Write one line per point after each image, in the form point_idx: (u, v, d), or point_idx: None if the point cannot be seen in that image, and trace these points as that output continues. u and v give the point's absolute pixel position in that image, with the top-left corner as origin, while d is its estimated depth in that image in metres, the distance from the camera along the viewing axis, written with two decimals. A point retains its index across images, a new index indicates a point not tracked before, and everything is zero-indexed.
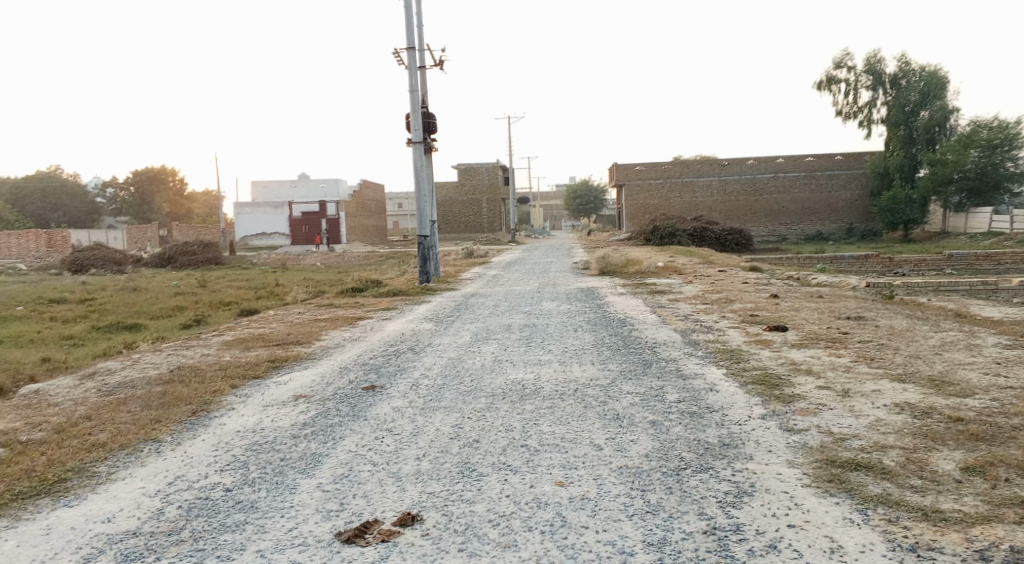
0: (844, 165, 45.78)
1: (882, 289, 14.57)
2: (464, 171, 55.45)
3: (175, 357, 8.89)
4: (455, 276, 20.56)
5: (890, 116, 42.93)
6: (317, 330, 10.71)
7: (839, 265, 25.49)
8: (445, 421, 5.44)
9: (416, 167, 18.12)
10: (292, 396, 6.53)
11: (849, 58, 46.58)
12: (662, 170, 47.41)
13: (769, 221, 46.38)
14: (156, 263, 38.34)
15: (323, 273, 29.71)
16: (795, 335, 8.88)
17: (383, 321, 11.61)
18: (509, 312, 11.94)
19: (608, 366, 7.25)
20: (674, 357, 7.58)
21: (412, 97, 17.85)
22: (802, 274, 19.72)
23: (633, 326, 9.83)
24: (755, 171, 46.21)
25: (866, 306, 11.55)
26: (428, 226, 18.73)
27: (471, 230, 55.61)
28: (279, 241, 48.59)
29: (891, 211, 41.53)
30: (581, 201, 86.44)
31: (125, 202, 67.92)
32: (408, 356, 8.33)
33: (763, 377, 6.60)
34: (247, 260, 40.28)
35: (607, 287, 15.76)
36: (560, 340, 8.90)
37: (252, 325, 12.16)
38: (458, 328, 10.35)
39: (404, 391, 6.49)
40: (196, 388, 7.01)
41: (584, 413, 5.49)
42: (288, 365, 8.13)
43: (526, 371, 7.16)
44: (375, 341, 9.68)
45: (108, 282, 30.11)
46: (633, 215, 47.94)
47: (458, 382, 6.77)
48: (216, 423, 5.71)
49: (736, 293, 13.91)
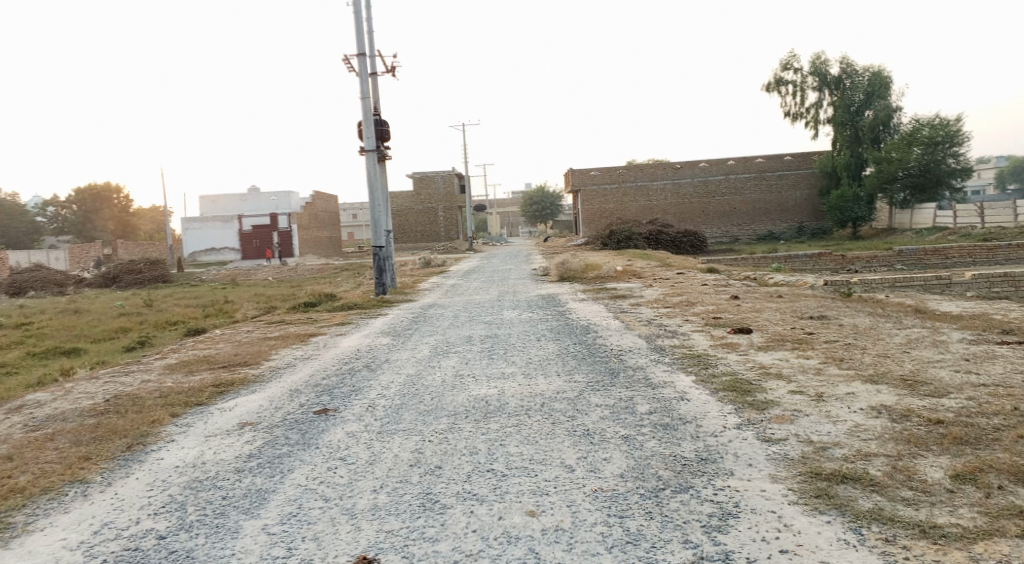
0: (794, 165, 46.56)
1: (840, 287, 14.63)
2: (419, 180, 54.86)
3: (113, 384, 8.30)
4: (412, 287, 20.10)
5: (837, 116, 43.84)
6: (267, 349, 10.19)
7: (794, 264, 25.76)
8: (405, 446, 5.07)
9: (369, 175, 17.65)
10: (238, 424, 6.07)
11: (795, 61, 47.48)
12: (617, 174, 47.62)
13: (722, 223, 46.89)
14: (100, 283, 36.91)
15: (276, 288, 28.91)
16: (761, 337, 8.71)
17: (337, 336, 11.13)
18: (469, 322, 11.58)
19: (574, 377, 6.95)
20: (641, 365, 7.32)
21: (364, 104, 17.39)
22: (760, 274, 19.79)
23: (596, 333, 9.56)
24: (707, 173, 46.71)
25: (827, 305, 11.51)
26: (383, 236, 18.28)
27: (427, 240, 55.02)
28: (230, 256, 47.35)
29: (840, 209, 42.36)
30: (536, 207, 86.38)
31: (67, 221, 65.57)
32: (363, 374, 7.90)
33: (734, 383, 6.36)
34: (197, 277, 39.08)
35: (568, 293, 15.53)
36: (522, 351, 8.57)
37: (198, 346, 11.56)
38: (416, 341, 9.95)
39: (359, 414, 6.10)
40: (132, 418, 6.50)
41: (552, 430, 5.18)
42: (234, 389, 7.64)
43: (489, 385, 6.81)
44: (329, 358, 9.23)
45: (48, 304, 28.81)
46: (589, 220, 48.03)
47: (417, 401, 6.39)
48: (153, 457, 5.24)
49: (697, 295, 13.80)
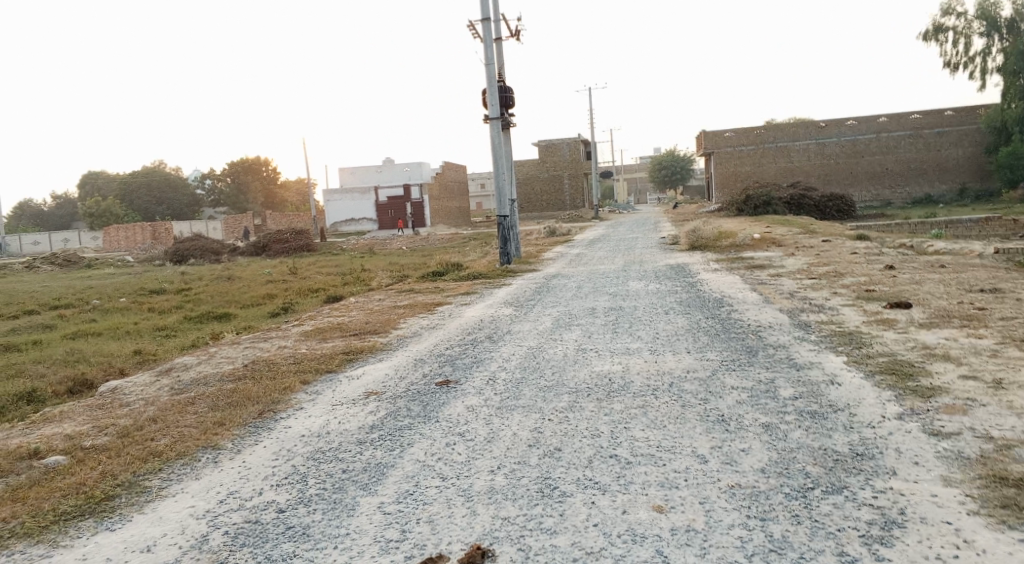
0: (956, 120, 42.29)
1: (1014, 255, 12.99)
2: (545, 147, 54.59)
3: (250, 350, 8.65)
4: (537, 255, 19.96)
5: (1007, 65, 39.23)
6: (394, 318, 10.32)
7: (955, 230, 23.38)
8: (524, 424, 4.84)
9: (494, 144, 17.52)
10: (363, 393, 6.08)
11: (958, 5, 42.85)
12: (754, 136, 45.21)
13: (872, 185, 43.54)
14: (251, 251, 39.46)
15: (408, 257, 29.72)
16: (922, 313, 7.81)
17: (462, 306, 11.12)
18: (594, 294, 11.24)
19: (707, 355, 6.48)
20: (782, 344, 6.72)
21: (488, 71, 17.21)
22: (915, 241, 18.04)
23: (731, 307, 8.95)
24: (855, 132, 43.36)
25: (999, 276, 10.20)
26: (508, 205, 18.19)
27: (554, 207, 54.79)
28: (367, 226, 49.24)
29: (1011, 168, 38.11)
30: (665, 172, 83.88)
31: (223, 193, 70.60)
32: (486, 345, 7.76)
33: (893, 366, 5.65)
34: (336, 246, 40.92)
35: (699, 263, 14.79)
36: (650, 324, 8.15)
37: (332, 313, 11.93)
38: (540, 313, 9.72)
39: (480, 387, 5.95)
40: (265, 385, 6.69)
41: (682, 414, 4.79)
42: (361, 357, 7.72)
43: (613, 362, 6.48)
44: (454, 328, 9.19)
45: (204, 271, 31.12)
46: (723, 185, 46.03)
47: (539, 376, 6.16)
48: (281, 425, 5.32)
49: (845, 265, 12.69)
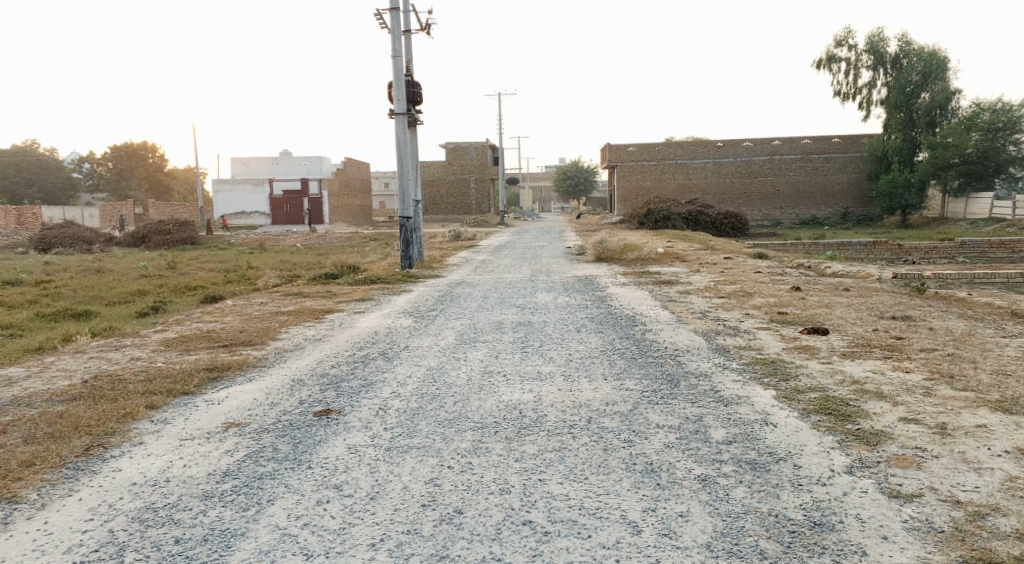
0: (842, 148, 44.46)
1: (911, 281, 13.15)
2: (451, 150, 53.76)
3: (97, 361, 7.32)
4: (439, 260, 19.05)
5: (890, 97, 41.48)
6: (275, 327, 9.17)
7: (846, 252, 24.19)
8: (416, 473, 3.97)
9: (399, 141, 16.49)
10: (223, 425, 5.05)
11: (851, 38, 45.14)
12: (656, 151, 45.94)
13: (764, 205, 45.11)
14: (129, 242, 36.53)
15: (303, 255, 28.11)
16: (841, 341, 7.48)
17: (355, 315, 10.08)
18: (499, 305, 10.46)
19: (627, 384, 5.81)
20: (706, 372, 6.15)
21: (395, 63, 16.20)
22: (813, 262, 18.38)
23: (646, 327, 8.37)
24: (751, 152, 44.84)
25: (905, 302, 10.15)
26: (411, 206, 17.21)
27: (458, 211, 53.96)
28: (260, 220, 46.77)
29: (889, 195, 40.35)
30: (569, 182, 84.70)
31: (103, 177, 65.77)
32: (378, 364, 6.81)
33: (827, 405, 5.13)
34: (225, 240, 38.50)
35: (606, 276, 14.31)
36: (561, 345, 7.43)
37: (205, 317, 10.58)
38: (442, 326, 8.86)
39: (367, 419, 5.03)
40: (102, 409, 5.50)
41: (605, 461, 4.07)
42: (229, 375, 6.61)
43: (522, 390, 5.70)
44: (342, 341, 8.17)
45: (72, 262, 28.33)
46: (625, 198, 46.55)
47: (436, 406, 5.30)
48: (109, 467, 4.21)
49: (752, 285, 12.50)
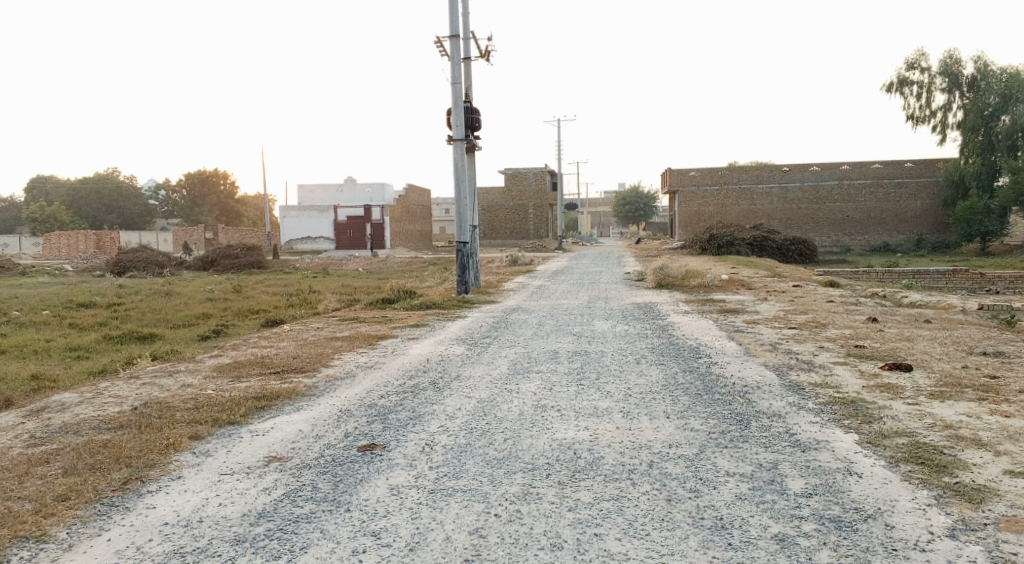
0: (915, 172, 42.73)
1: (999, 313, 12.25)
2: (511, 176, 53.92)
3: (150, 387, 7.29)
4: (496, 286, 18.84)
5: (967, 121, 39.72)
6: (327, 353, 9.04)
7: (923, 281, 22.98)
8: (460, 521, 3.69)
9: (457, 167, 16.42)
10: (265, 459, 4.86)
11: (923, 60, 43.57)
12: (718, 176, 45.08)
13: (832, 231, 43.61)
14: (198, 266, 37.63)
15: (363, 280, 28.40)
16: (928, 379, 6.88)
17: (408, 341, 9.89)
18: (556, 333, 10.12)
19: (692, 423, 5.39)
20: (778, 413, 5.69)
21: (454, 91, 16.18)
22: (889, 291, 17.43)
23: (711, 359, 7.90)
24: (818, 177, 43.52)
25: (995, 337, 9.36)
26: (468, 231, 17.09)
27: (517, 237, 53.93)
28: (324, 246, 47.65)
29: (967, 222, 38.45)
30: (629, 208, 83.89)
31: (177, 204, 68.38)
32: (428, 395, 6.55)
33: (919, 452, 4.61)
34: (289, 264, 39.32)
35: (668, 303, 13.83)
36: (620, 377, 7.05)
37: (260, 342, 10.56)
38: (495, 354, 8.57)
39: (412, 456, 4.77)
40: (146, 438, 5.38)
41: (667, 514, 3.72)
42: (276, 403, 6.46)
43: (577, 427, 5.36)
44: (394, 369, 7.96)
45: (144, 286, 29.25)
46: (687, 223, 45.70)
47: (486, 442, 5.01)
48: (143, 505, 4.07)
49: (824, 315, 11.83)
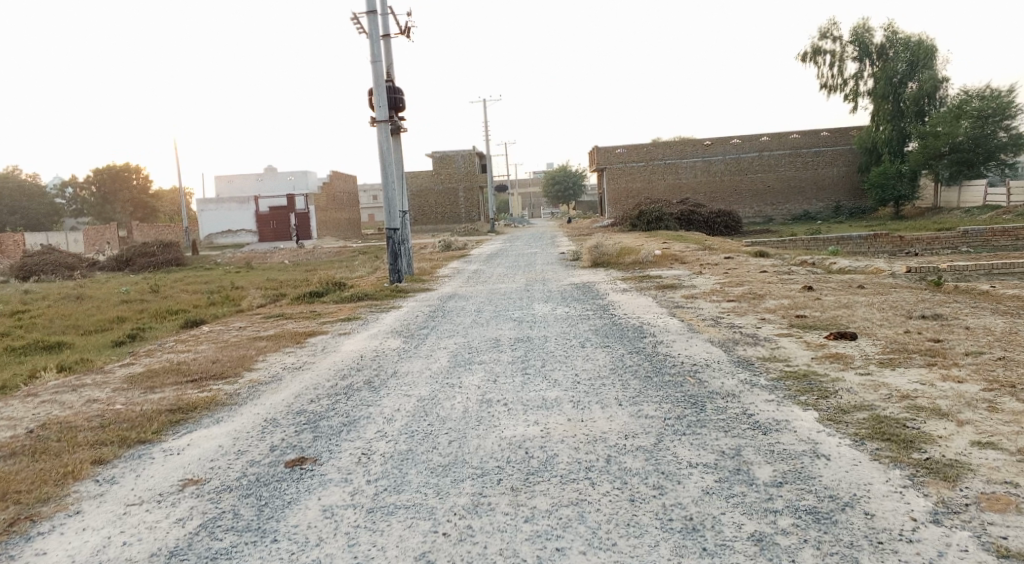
0: (831, 141, 43.97)
1: (927, 275, 12.48)
2: (438, 159, 53.09)
3: (50, 405, 6.55)
4: (429, 272, 18.30)
5: (878, 88, 41.04)
6: (252, 355, 8.40)
7: (847, 246, 23.59)
8: (405, 546, 3.29)
9: (382, 150, 15.75)
10: (179, 483, 4.31)
11: (835, 29, 44.72)
12: (644, 152, 45.37)
13: (755, 202, 44.59)
14: (113, 266, 35.64)
15: (290, 272, 27.36)
16: (875, 347, 6.80)
17: (340, 337, 9.33)
18: (495, 319, 9.73)
19: (646, 409, 5.09)
20: (733, 392, 5.46)
21: (375, 69, 15.49)
22: (817, 258, 17.72)
23: (657, 338, 7.66)
24: (739, 150, 44.23)
25: (929, 299, 9.45)
26: (397, 217, 16.47)
27: (448, 221, 53.26)
28: (247, 238, 45.91)
29: (881, 186, 39.86)
30: (559, 187, 84.07)
31: (87, 202, 64.75)
32: (363, 396, 6.06)
33: (881, 428, 4.43)
34: (211, 260, 37.65)
35: (605, 282, 13.64)
36: (565, 364, 6.71)
37: (177, 346, 9.78)
38: (433, 346, 8.12)
39: (347, 469, 4.30)
40: (39, 467, 4.71)
41: (634, 518, 3.40)
42: (194, 416, 5.86)
43: (526, 422, 4.98)
44: (324, 368, 7.43)
45: (53, 290, 27.40)
46: (616, 200, 45.92)
47: (429, 447, 4.59)
48: (31, 552, 3.49)
49: (761, 285, 11.82)
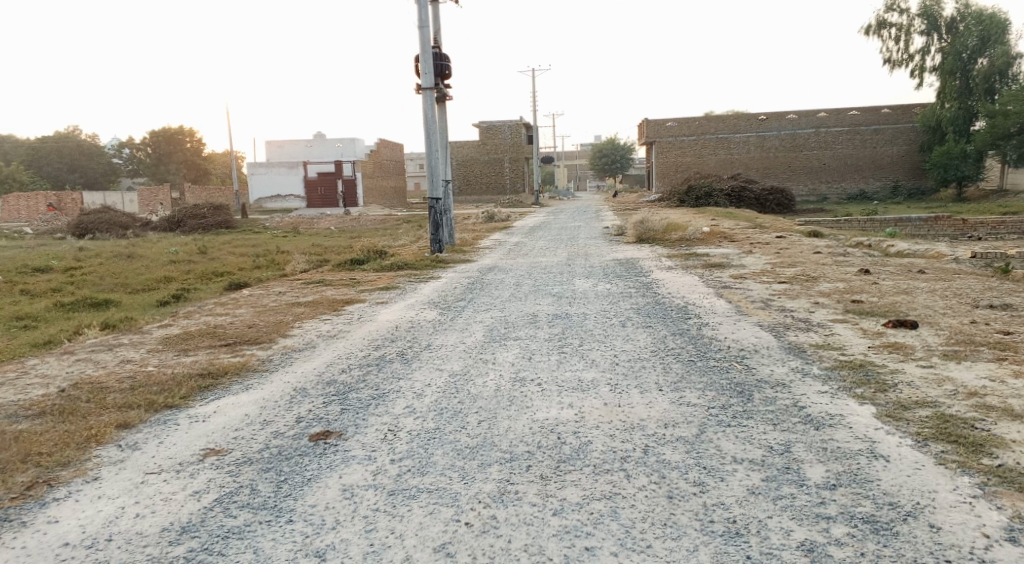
0: (892, 118, 42.22)
1: (993, 261, 11.79)
2: (485, 129, 52.68)
3: (85, 364, 6.54)
4: (471, 243, 18.11)
5: (945, 64, 39.16)
6: (287, 321, 8.31)
7: (906, 229, 22.63)
8: (425, 534, 3.11)
9: (426, 117, 15.50)
10: (201, 452, 4.20)
11: (903, 1, 42.70)
12: (695, 126, 44.26)
13: (810, 180, 43.21)
14: (164, 227, 36.34)
15: (334, 238, 27.48)
16: (937, 337, 6.36)
17: (376, 306, 9.20)
18: (534, 293, 9.48)
19: (688, 397, 4.80)
20: (782, 382, 5.12)
21: (422, 35, 15.19)
22: (874, 240, 16.97)
23: (701, 320, 7.31)
24: (794, 125, 42.77)
25: (997, 287, 8.89)
26: (440, 187, 16.26)
27: (493, 192, 52.96)
28: (294, 203, 46.36)
29: (944, 167, 38.20)
30: (606, 160, 82.83)
31: (143, 163, 66.18)
32: (394, 369, 5.89)
33: (946, 427, 4.07)
34: (259, 223, 38.10)
35: (650, 258, 13.25)
36: (606, 344, 6.43)
37: (215, 309, 9.77)
38: (469, 319, 7.91)
39: (372, 446, 4.14)
40: (65, 429, 4.65)
41: (672, 518, 3.15)
42: (223, 382, 5.76)
43: (561, 404, 4.74)
44: (359, 338, 7.29)
45: (106, 248, 28.04)
46: (664, 175, 45.01)
47: (458, 426, 4.39)
48: (45, 518, 3.41)
49: (814, 267, 11.31)
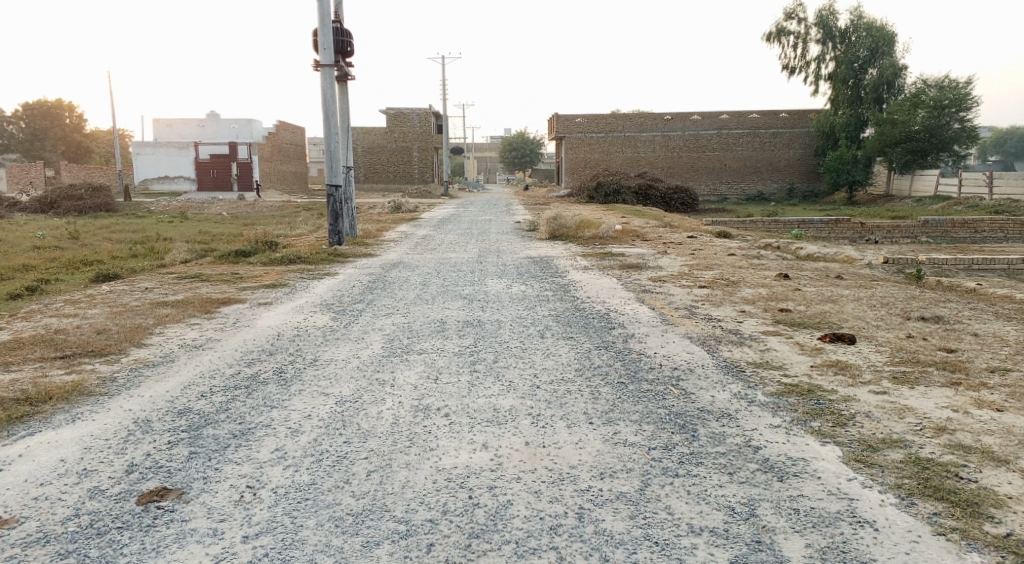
0: (790, 122, 43.50)
1: (903, 267, 11.70)
2: (393, 116, 51.00)
3: None
4: (374, 235, 16.95)
5: (839, 73, 40.57)
6: (145, 326, 7.03)
7: (807, 231, 22.95)
8: None
9: (326, 98, 14.22)
10: None
11: (801, 10, 44.03)
12: (604, 123, 44.29)
13: (711, 180, 44.11)
14: (35, 208, 33.01)
15: (225, 226, 25.50)
16: (880, 355, 5.85)
17: (258, 308, 8.02)
18: (441, 295, 8.55)
19: (623, 433, 4.01)
20: (728, 412, 4.41)
21: (321, 7, 13.88)
22: (782, 242, 16.89)
23: (627, 331, 6.57)
24: (699, 126, 43.46)
25: (920, 296, 8.62)
26: (340, 174, 14.98)
27: (399, 181, 51.41)
28: (185, 187, 43.21)
29: (836, 171, 39.38)
30: (515, 154, 82.35)
31: (14, 138, 60.50)
32: (268, 393, 4.83)
33: (928, 478, 3.42)
34: (144, 207, 35.26)
35: (563, 257, 12.54)
36: (523, 361, 5.54)
37: (63, 309, 8.30)
38: (366, 326, 6.87)
39: (221, 513, 3.12)
40: None
41: None
42: (44, 410, 4.54)
43: (471, 446, 3.83)
44: (229, 348, 6.14)
45: None
46: (574, 170, 44.84)
47: (340, 480, 3.42)
48: None
49: (732, 271, 10.87)
